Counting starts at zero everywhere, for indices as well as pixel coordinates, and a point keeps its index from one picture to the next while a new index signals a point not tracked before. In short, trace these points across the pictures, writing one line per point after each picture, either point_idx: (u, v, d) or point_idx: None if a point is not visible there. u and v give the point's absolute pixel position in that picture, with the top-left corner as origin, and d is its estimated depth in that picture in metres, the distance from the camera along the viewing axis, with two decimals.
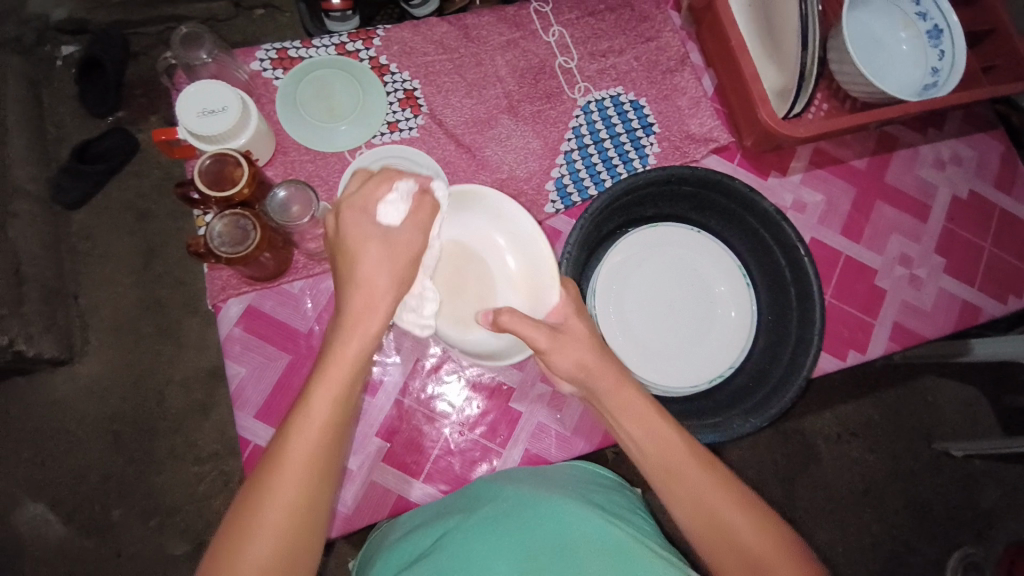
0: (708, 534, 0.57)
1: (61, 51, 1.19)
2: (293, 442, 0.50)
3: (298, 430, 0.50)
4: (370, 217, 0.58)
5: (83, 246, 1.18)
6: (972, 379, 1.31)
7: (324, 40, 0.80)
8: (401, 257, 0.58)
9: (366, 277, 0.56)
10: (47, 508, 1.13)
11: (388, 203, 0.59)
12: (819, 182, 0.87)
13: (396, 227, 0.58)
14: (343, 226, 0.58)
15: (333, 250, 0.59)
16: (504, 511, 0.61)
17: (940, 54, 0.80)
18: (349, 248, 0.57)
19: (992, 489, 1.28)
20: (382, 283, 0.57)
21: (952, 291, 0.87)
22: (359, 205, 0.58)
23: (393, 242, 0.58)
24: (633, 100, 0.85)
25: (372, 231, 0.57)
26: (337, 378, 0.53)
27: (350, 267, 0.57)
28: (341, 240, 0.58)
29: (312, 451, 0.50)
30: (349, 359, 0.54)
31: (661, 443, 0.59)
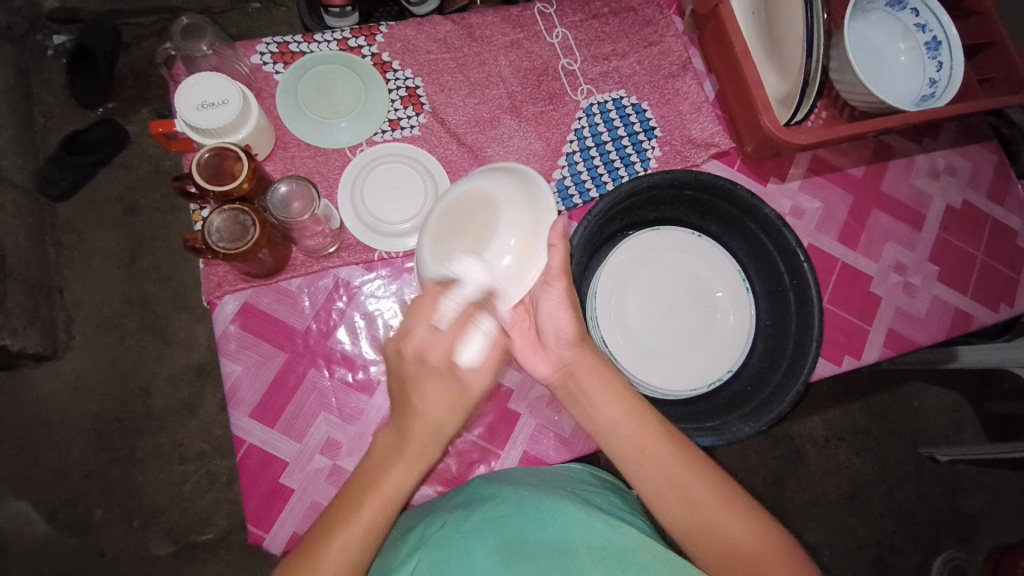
0: (702, 543, 0.56)
1: (52, 41, 1.18)
2: (331, 555, 0.51)
3: (341, 542, 0.52)
4: (450, 365, 0.54)
5: (68, 239, 1.16)
6: (958, 385, 1.33)
7: (326, 36, 0.79)
8: (466, 406, 0.55)
9: (433, 419, 0.54)
10: (27, 508, 1.10)
11: (468, 342, 0.54)
12: (816, 189, 0.88)
13: (473, 371, 0.55)
14: (420, 371, 0.54)
15: (398, 380, 0.55)
16: (502, 510, 0.60)
17: (938, 66, 0.80)
18: (420, 390, 0.53)
19: (978, 496, 1.30)
20: (449, 427, 0.54)
21: (945, 298, 0.88)
22: (440, 348, 0.53)
23: (466, 394, 0.55)
24: (635, 103, 0.86)
25: (448, 379, 0.54)
26: (379, 505, 0.53)
27: (417, 406, 0.53)
28: (410, 380, 0.54)
29: (343, 573, 0.51)
30: (393, 488, 0.53)
31: (658, 454, 0.58)
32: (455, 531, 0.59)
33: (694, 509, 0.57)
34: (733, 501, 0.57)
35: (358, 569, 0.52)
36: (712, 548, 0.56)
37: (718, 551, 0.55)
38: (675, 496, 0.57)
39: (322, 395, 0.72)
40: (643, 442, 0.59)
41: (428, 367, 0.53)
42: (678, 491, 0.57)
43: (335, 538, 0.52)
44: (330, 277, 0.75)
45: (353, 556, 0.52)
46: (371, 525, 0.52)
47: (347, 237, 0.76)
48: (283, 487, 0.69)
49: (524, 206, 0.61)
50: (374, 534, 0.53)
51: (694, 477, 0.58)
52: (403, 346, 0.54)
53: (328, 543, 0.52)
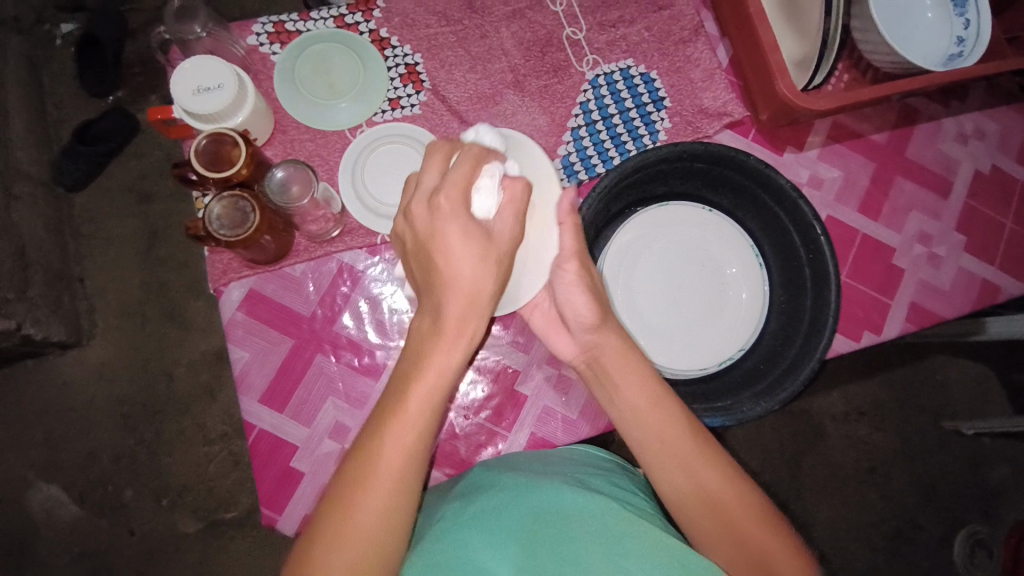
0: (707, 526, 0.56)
1: (61, 30, 1.17)
2: (387, 448, 0.47)
3: (394, 435, 0.47)
4: (463, 210, 0.47)
5: (85, 228, 1.17)
6: (985, 357, 1.29)
7: (321, 12, 0.77)
8: (498, 253, 0.48)
9: (464, 282, 0.47)
10: (60, 489, 1.14)
11: (483, 188, 0.49)
12: (836, 157, 0.84)
13: (496, 222, 0.49)
14: (435, 224, 0.47)
15: (417, 249, 0.49)
16: (500, 502, 0.60)
17: (966, 23, 0.75)
18: (443, 247, 0.47)
19: (1003, 470, 1.27)
20: (485, 287, 0.47)
21: (972, 269, 0.84)
22: (451, 194, 0.47)
23: (493, 241, 0.48)
24: (643, 73, 0.82)
25: (467, 224, 0.47)
26: (424, 395, 0.47)
27: (440, 266, 0.47)
28: (429, 242, 0.47)
29: (403, 469, 0.47)
30: (440, 372, 0.47)
31: (676, 447, 0.57)
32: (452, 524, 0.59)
33: (702, 496, 0.56)
34: (751, 504, 0.56)
35: (416, 464, 0.48)
36: (727, 550, 0.54)
37: (734, 552, 0.54)
38: (680, 482, 0.57)
39: (329, 379, 0.73)
40: (658, 429, 0.57)
41: (442, 215, 0.47)
42: (685, 478, 0.57)
43: (386, 428, 0.47)
44: (334, 262, 0.75)
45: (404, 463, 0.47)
46: (421, 425, 0.47)
47: (350, 220, 0.75)
48: (294, 470, 0.70)
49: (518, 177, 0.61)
50: (427, 425, 0.48)
51: (713, 473, 0.56)
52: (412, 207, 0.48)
53: (379, 441, 0.47)
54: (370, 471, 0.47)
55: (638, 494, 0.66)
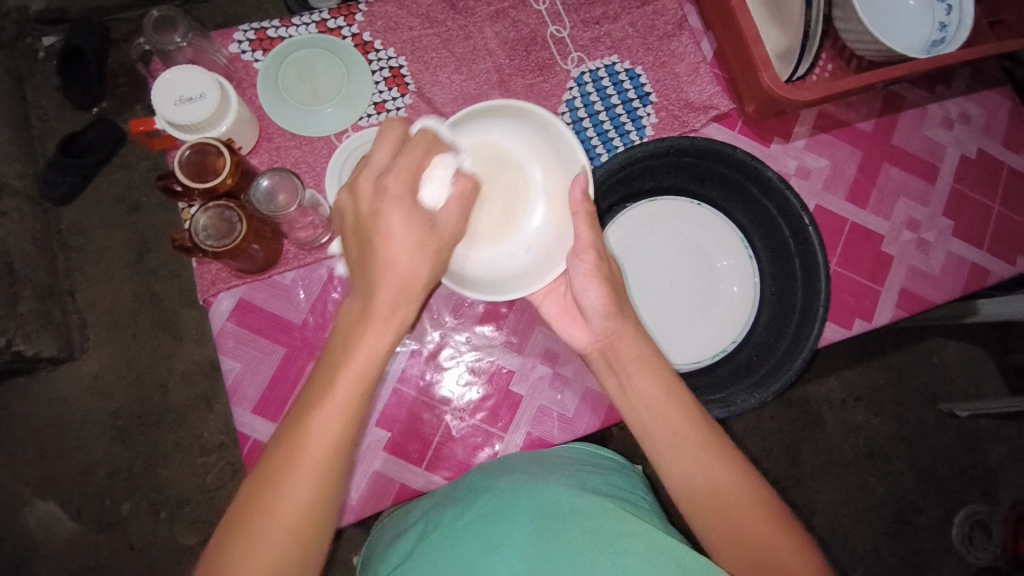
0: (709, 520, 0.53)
1: (42, 42, 1.16)
2: (312, 434, 0.45)
3: (319, 421, 0.45)
4: (411, 195, 0.50)
5: (74, 242, 1.16)
6: (978, 340, 1.29)
7: (303, 18, 0.77)
8: (440, 243, 0.51)
9: (399, 265, 0.48)
10: (57, 506, 1.14)
11: (429, 180, 0.52)
12: (823, 147, 0.84)
13: (438, 213, 0.52)
14: (379, 205, 0.49)
15: (357, 224, 0.49)
16: (499, 503, 0.60)
17: (948, 9, 0.75)
18: (383, 229, 0.48)
19: (999, 451, 1.28)
20: (420, 276, 0.49)
21: (961, 254, 0.85)
22: (401, 178, 0.50)
23: (433, 231, 0.51)
24: (628, 68, 0.82)
25: (411, 210, 0.49)
26: (353, 377, 0.46)
27: (381, 249, 0.48)
28: (369, 217, 0.49)
29: (331, 451, 0.45)
30: (366, 358, 0.47)
31: (683, 447, 0.55)
32: (452, 528, 0.60)
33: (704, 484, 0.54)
34: (755, 492, 0.54)
35: (341, 456, 0.46)
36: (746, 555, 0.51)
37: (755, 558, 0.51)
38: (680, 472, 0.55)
39: None
40: (658, 412, 0.56)
41: (388, 197, 0.49)
42: (685, 467, 0.55)
43: (311, 412, 0.45)
44: (324, 269, 0.74)
45: (332, 442, 0.45)
46: (350, 409, 0.46)
47: None
48: None
49: (549, 158, 0.68)
50: (356, 410, 0.46)
51: (726, 474, 0.55)
52: (357, 182, 0.50)
53: (305, 425, 0.45)
54: (296, 455, 0.44)
55: (638, 494, 0.66)
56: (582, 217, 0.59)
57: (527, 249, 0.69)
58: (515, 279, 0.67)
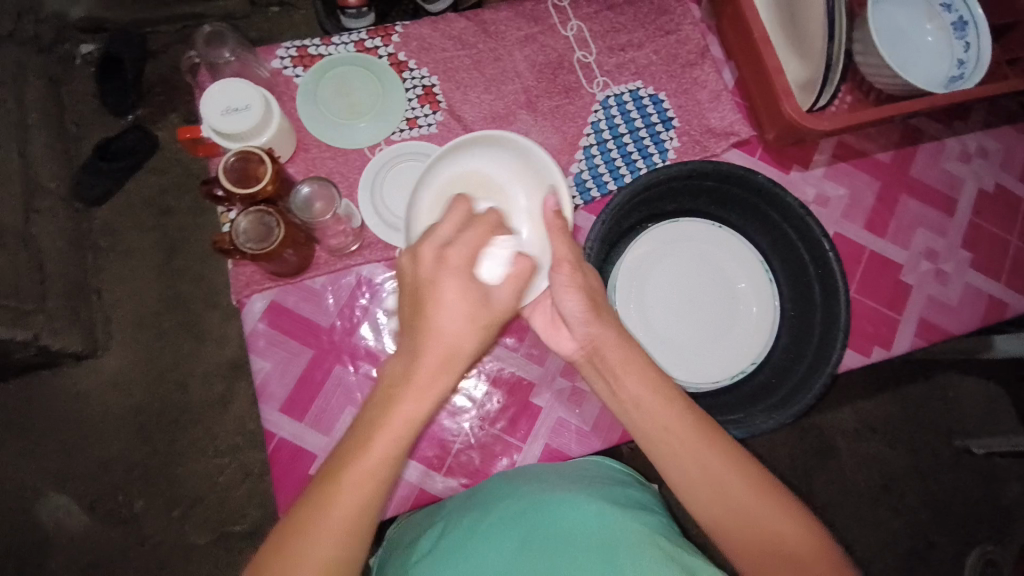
0: (729, 530, 0.54)
1: (80, 50, 1.21)
2: (345, 497, 0.46)
3: (353, 477, 0.47)
4: (470, 270, 0.52)
5: (105, 242, 1.20)
6: (993, 375, 1.29)
7: (343, 37, 0.81)
8: (491, 319, 0.52)
9: (447, 335, 0.50)
10: (71, 500, 1.15)
11: (490, 256, 0.54)
12: (842, 176, 0.86)
13: (495, 287, 0.53)
14: (437, 274, 0.51)
15: (414, 286, 0.52)
16: (516, 512, 0.61)
17: (966, 46, 0.78)
18: (438, 297, 0.50)
19: (1015, 488, 1.26)
20: (464, 351, 0.51)
21: (978, 286, 0.85)
22: (460, 252, 0.52)
23: (487, 305, 0.52)
24: (652, 94, 0.85)
25: (469, 283, 0.51)
26: (390, 440, 0.48)
27: (433, 314, 0.50)
28: (428, 285, 0.51)
29: (357, 517, 0.47)
30: (405, 420, 0.48)
31: (699, 456, 0.55)
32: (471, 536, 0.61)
33: (723, 493, 0.54)
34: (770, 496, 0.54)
35: (371, 513, 0.47)
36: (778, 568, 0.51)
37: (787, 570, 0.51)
38: (697, 483, 0.54)
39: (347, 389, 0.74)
40: (673, 425, 0.56)
41: (447, 267, 0.51)
42: (702, 478, 0.54)
43: (347, 469, 0.47)
44: (353, 275, 0.77)
45: (364, 500, 0.47)
46: (380, 474, 0.47)
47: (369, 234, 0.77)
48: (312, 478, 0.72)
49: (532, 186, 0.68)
50: (386, 474, 0.48)
51: (747, 486, 0.54)
52: (418, 248, 0.52)
53: (337, 488, 0.46)
54: (326, 515, 0.46)
55: (653, 508, 0.66)
56: (558, 232, 0.61)
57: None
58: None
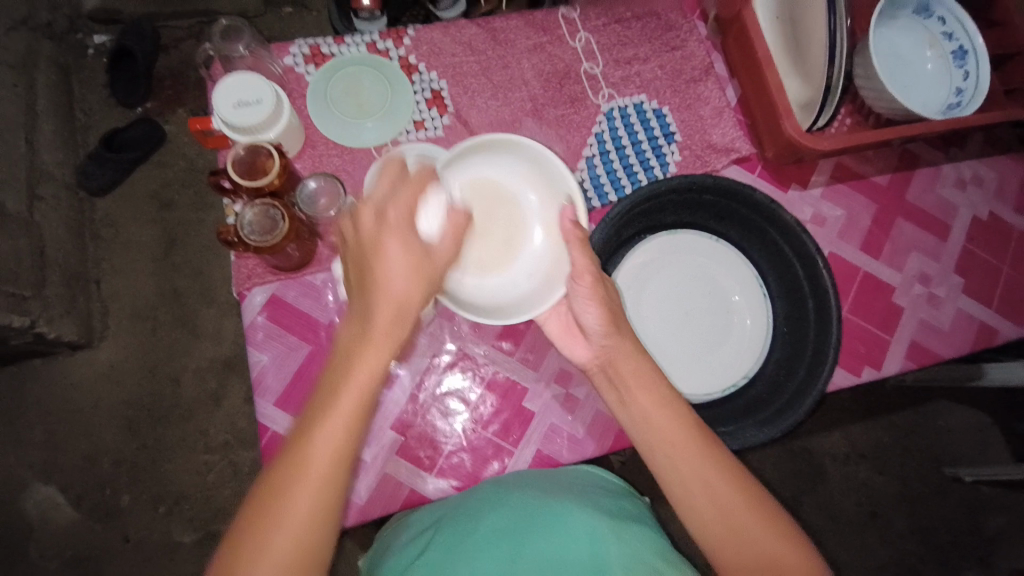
0: (724, 546, 0.52)
1: (92, 40, 1.23)
2: (315, 455, 0.44)
3: (321, 438, 0.45)
4: (410, 224, 0.51)
5: (106, 233, 1.20)
6: (982, 403, 1.30)
7: (355, 38, 0.82)
8: (434, 269, 0.53)
9: (395, 289, 0.49)
10: (57, 492, 1.14)
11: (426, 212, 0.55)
12: (839, 197, 0.88)
13: (433, 239, 0.54)
14: (381, 231, 0.50)
15: (357, 247, 0.51)
16: (508, 521, 0.61)
17: (965, 75, 0.80)
18: (381, 252, 0.50)
19: (1000, 516, 1.27)
20: (415, 300, 0.50)
21: (969, 311, 0.87)
22: (400, 207, 0.52)
23: (429, 256, 0.53)
24: (656, 108, 0.86)
25: (410, 237, 0.51)
26: (354, 397, 0.46)
27: (379, 268, 0.49)
28: (372, 242, 0.50)
29: (334, 460, 0.45)
30: (369, 380, 0.47)
31: (696, 470, 0.54)
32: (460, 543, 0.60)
33: (719, 509, 0.53)
34: (768, 514, 0.53)
35: (343, 470, 0.45)
36: None
37: None
38: (694, 498, 0.54)
39: None
40: (674, 441, 0.55)
41: (388, 226, 0.50)
42: (699, 491, 0.54)
43: (314, 434, 0.45)
44: None
45: (336, 452, 0.45)
46: (347, 432, 0.46)
47: None
48: None
49: (541, 186, 0.74)
50: (358, 418, 0.46)
51: (743, 502, 0.53)
52: (360, 210, 0.51)
53: (305, 449, 0.45)
54: (297, 478, 0.44)
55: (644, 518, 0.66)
56: (577, 242, 0.62)
57: (528, 276, 0.74)
58: (514, 305, 0.72)
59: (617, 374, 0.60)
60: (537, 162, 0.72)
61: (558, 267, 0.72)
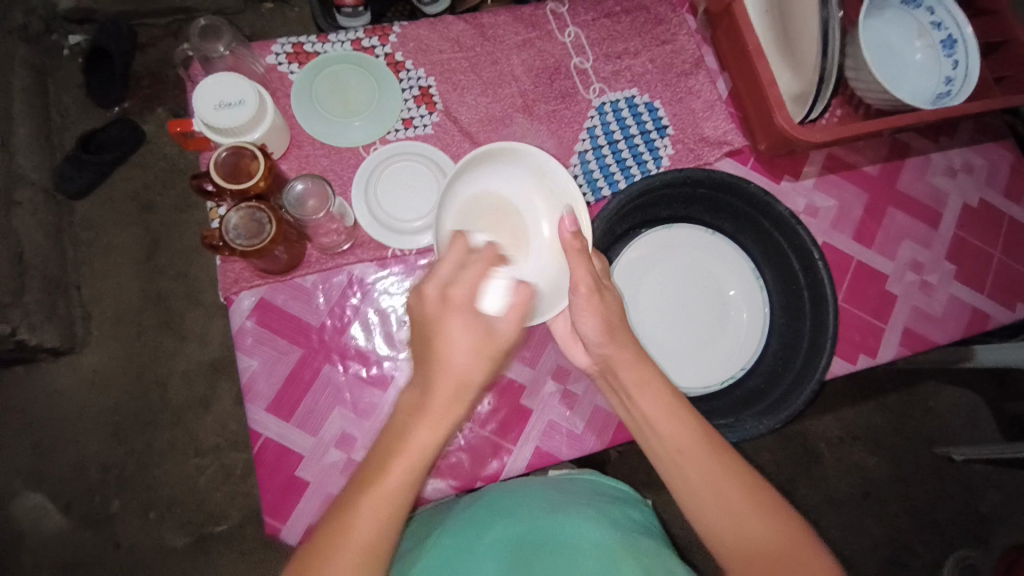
0: (729, 538, 0.54)
1: (68, 40, 1.20)
2: (362, 527, 0.46)
3: (367, 509, 0.46)
4: (473, 305, 0.50)
5: (87, 237, 1.18)
6: (973, 387, 1.31)
7: (340, 36, 0.81)
8: (496, 353, 0.50)
9: (455, 368, 0.48)
10: (45, 500, 1.12)
11: (491, 289, 0.51)
12: (831, 187, 0.87)
13: (499, 320, 0.50)
14: (443, 313, 0.49)
15: (420, 325, 0.51)
16: (513, 532, 0.63)
17: (954, 64, 0.79)
18: (442, 331, 0.49)
19: (994, 499, 1.28)
20: (475, 381, 0.49)
21: (962, 297, 0.87)
22: (463, 286, 0.50)
23: (494, 339, 0.50)
24: (647, 102, 0.86)
25: (471, 319, 0.49)
26: (405, 471, 0.47)
27: (438, 349, 0.48)
28: (433, 322, 0.49)
29: (376, 538, 0.46)
30: (420, 452, 0.48)
31: (699, 469, 0.55)
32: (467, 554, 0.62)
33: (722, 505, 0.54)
34: (769, 505, 0.55)
35: (388, 541, 0.47)
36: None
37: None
38: (697, 491, 0.55)
39: (336, 389, 0.73)
40: (678, 444, 0.55)
41: (451, 307, 0.49)
42: (702, 486, 0.55)
43: (361, 510, 0.46)
44: (344, 274, 0.76)
45: (384, 524, 0.47)
46: (395, 502, 0.47)
47: (361, 234, 0.77)
48: (298, 480, 0.70)
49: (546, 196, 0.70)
50: (403, 499, 0.47)
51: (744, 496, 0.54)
52: (423, 286, 0.51)
53: (351, 518, 0.46)
54: (344, 543, 0.46)
55: (645, 522, 0.68)
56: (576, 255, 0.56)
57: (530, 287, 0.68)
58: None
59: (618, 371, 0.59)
60: (544, 174, 0.69)
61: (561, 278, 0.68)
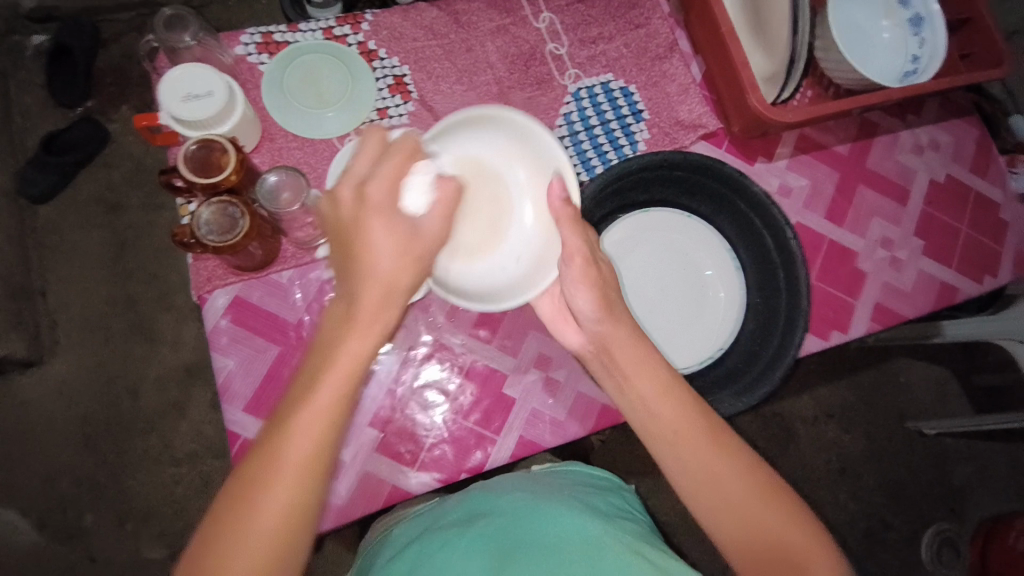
0: (719, 517, 0.55)
1: (33, 41, 1.14)
2: (298, 442, 0.44)
3: (302, 426, 0.44)
4: (393, 204, 0.50)
5: (50, 240, 1.14)
6: (943, 360, 1.36)
7: (309, 24, 0.79)
8: (423, 247, 0.51)
9: (382, 269, 0.48)
10: (17, 514, 1.09)
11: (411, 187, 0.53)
12: (803, 167, 0.89)
13: (422, 218, 0.52)
14: (363, 212, 0.49)
15: (339, 229, 0.50)
16: (502, 522, 0.62)
17: (921, 42, 0.82)
18: (364, 233, 0.48)
19: (964, 467, 1.33)
20: (404, 283, 0.49)
21: (930, 272, 0.90)
22: (382, 185, 0.50)
23: (419, 236, 0.51)
24: (622, 86, 0.86)
25: (392, 217, 0.49)
26: (338, 382, 0.46)
27: (363, 251, 0.48)
28: (353, 224, 0.49)
29: (313, 453, 0.44)
30: (355, 361, 0.46)
31: (690, 450, 0.55)
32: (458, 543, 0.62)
33: (711, 486, 0.55)
34: (760, 483, 0.55)
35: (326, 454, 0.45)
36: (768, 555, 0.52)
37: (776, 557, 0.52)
38: (689, 473, 0.55)
39: None
40: (669, 425, 0.56)
41: (370, 207, 0.49)
42: (694, 469, 0.55)
43: (292, 429, 0.44)
44: (321, 269, 0.75)
45: (317, 442, 0.45)
46: (335, 411, 0.45)
47: None
48: None
49: (527, 159, 0.69)
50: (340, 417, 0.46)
51: (734, 475, 0.55)
52: (338, 187, 0.50)
53: (287, 432, 0.45)
54: (275, 462, 0.44)
55: (632, 512, 0.68)
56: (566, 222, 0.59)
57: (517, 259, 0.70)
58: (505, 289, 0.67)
59: (602, 354, 0.59)
60: (524, 138, 0.68)
61: (549, 251, 0.67)
